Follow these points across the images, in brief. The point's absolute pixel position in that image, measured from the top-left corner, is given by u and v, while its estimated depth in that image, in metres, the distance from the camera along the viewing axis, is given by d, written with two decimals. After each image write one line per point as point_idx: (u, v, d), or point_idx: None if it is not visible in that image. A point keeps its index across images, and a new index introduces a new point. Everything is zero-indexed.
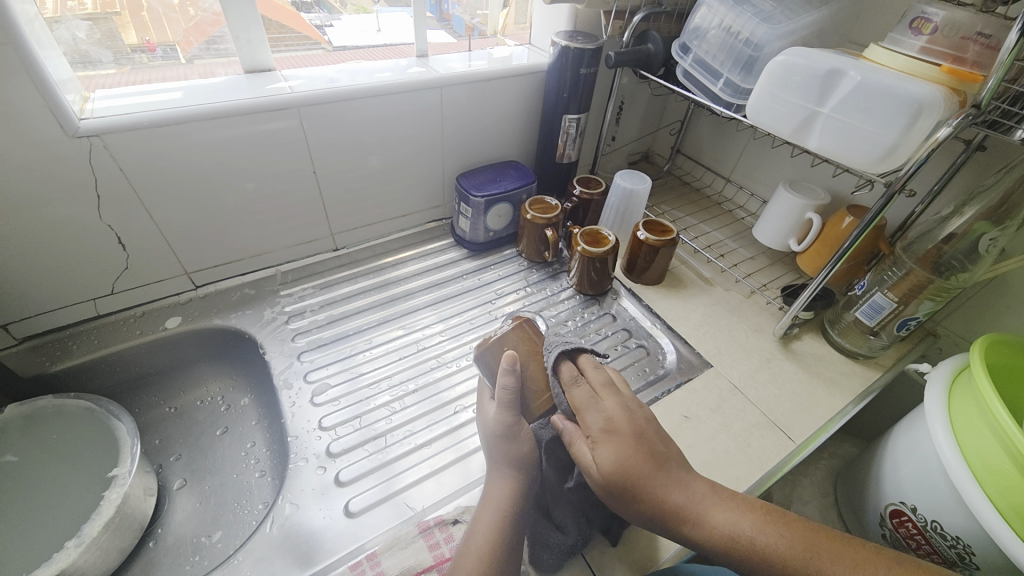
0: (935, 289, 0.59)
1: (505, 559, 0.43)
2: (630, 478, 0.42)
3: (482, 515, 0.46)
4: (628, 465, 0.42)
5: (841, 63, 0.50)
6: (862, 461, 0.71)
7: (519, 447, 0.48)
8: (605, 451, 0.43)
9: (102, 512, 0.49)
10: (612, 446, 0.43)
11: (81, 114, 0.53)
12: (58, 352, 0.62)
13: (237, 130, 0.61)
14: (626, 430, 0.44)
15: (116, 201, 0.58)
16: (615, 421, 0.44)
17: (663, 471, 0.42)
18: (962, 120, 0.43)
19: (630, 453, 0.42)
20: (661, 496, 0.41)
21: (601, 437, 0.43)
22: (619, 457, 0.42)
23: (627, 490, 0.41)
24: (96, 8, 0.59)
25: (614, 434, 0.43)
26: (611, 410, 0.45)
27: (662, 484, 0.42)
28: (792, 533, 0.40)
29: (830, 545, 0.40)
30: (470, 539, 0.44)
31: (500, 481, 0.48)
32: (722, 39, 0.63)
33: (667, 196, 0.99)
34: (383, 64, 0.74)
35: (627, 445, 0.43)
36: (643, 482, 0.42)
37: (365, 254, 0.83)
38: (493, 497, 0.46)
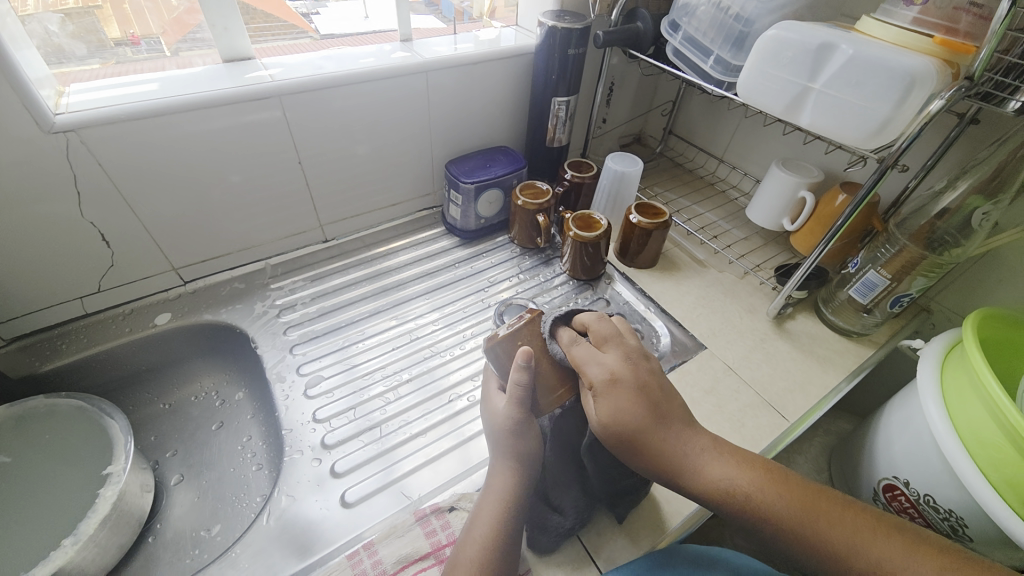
0: (928, 265, 0.59)
1: (506, 549, 0.42)
2: (629, 430, 0.42)
3: (484, 505, 0.45)
4: (627, 417, 0.42)
5: (833, 36, 0.49)
6: (856, 438, 0.71)
7: (526, 442, 0.47)
8: (605, 403, 0.43)
9: (97, 509, 0.50)
10: (613, 399, 0.43)
11: (56, 109, 0.51)
12: (47, 352, 0.62)
13: (220, 121, 0.59)
14: (628, 382, 0.43)
15: (98, 197, 0.57)
16: (617, 374, 0.43)
17: (663, 423, 0.43)
18: (954, 93, 0.43)
19: (631, 405, 0.42)
20: (660, 446, 0.42)
21: (601, 389, 0.43)
22: (620, 410, 0.42)
23: (626, 440, 0.42)
24: (75, 3, 0.58)
25: (616, 387, 0.43)
26: (613, 363, 0.44)
27: (662, 435, 0.42)
28: (792, 490, 0.40)
29: (831, 504, 0.39)
30: (471, 530, 0.44)
31: (503, 473, 0.47)
32: (712, 15, 0.62)
33: (660, 178, 0.98)
34: (367, 50, 0.73)
35: (628, 396, 0.43)
36: (642, 434, 0.42)
37: (355, 245, 0.82)
38: (496, 489, 0.46)
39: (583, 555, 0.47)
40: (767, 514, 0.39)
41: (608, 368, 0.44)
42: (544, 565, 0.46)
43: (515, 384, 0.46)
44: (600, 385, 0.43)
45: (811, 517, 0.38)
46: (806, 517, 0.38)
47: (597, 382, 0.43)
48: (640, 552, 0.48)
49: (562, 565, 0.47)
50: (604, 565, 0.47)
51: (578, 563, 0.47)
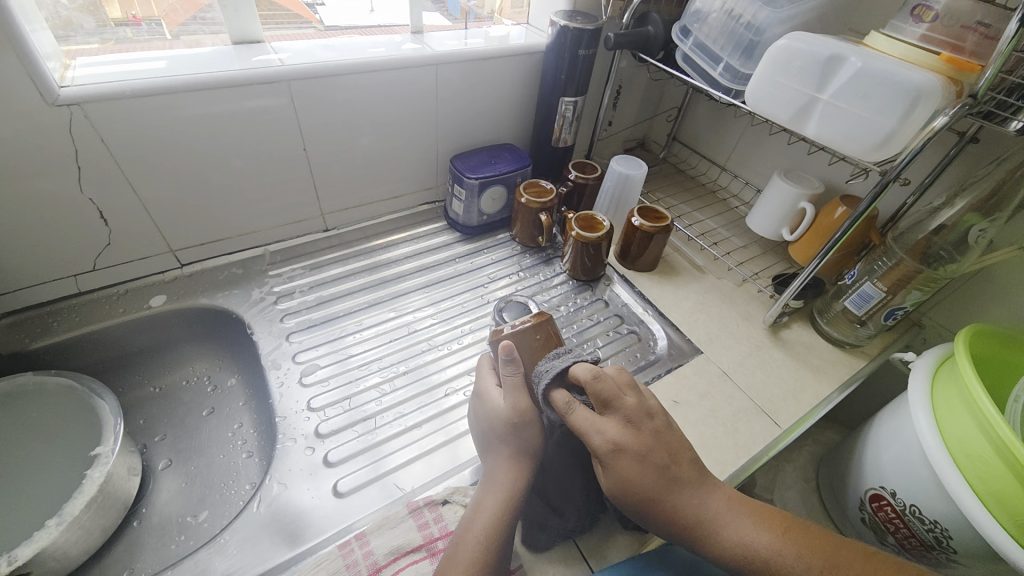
0: (923, 279, 0.60)
1: (504, 541, 0.43)
2: (640, 499, 0.43)
3: (486, 499, 0.45)
4: (634, 486, 0.43)
5: (842, 48, 0.50)
6: (844, 447, 0.72)
7: (528, 434, 0.48)
8: (613, 471, 0.44)
9: (84, 490, 0.49)
10: (621, 467, 0.43)
11: (61, 82, 0.51)
12: (38, 329, 0.61)
13: (227, 104, 0.59)
14: (631, 448, 0.44)
15: (99, 174, 0.56)
16: (619, 442, 0.44)
17: (672, 486, 0.43)
18: (958, 110, 0.44)
19: (637, 473, 0.43)
20: (669, 509, 0.43)
21: (605, 457, 0.44)
22: (628, 478, 0.43)
23: (639, 508, 0.43)
24: None
25: (621, 454, 0.44)
26: (613, 431, 0.44)
27: (673, 499, 0.43)
28: (809, 549, 0.40)
29: (849, 559, 0.40)
30: (473, 521, 0.44)
31: (506, 463, 0.47)
32: (723, 23, 0.62)
33: (663, 183, 0.99)
34: (376, 40, 0.72)
35: (634, 464, 0.43)
36: (652, 501, 0.43)
37: (356, 235, 0.82)
38: (499, 481, 0.46)
39: (574, 553, 0.48)
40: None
41: (610, 436, 0.44)
42: (538, 563, 0.46)
43: (510, 373, 0.49)
44: (605, 454, 0.44)
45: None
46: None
47: (601, 451, 0.44)
48: (631, 551, 0.48)
49: (554, 561, 0.47)
50: (595, 563, 0.47)
51: (570, 561, 0.47)
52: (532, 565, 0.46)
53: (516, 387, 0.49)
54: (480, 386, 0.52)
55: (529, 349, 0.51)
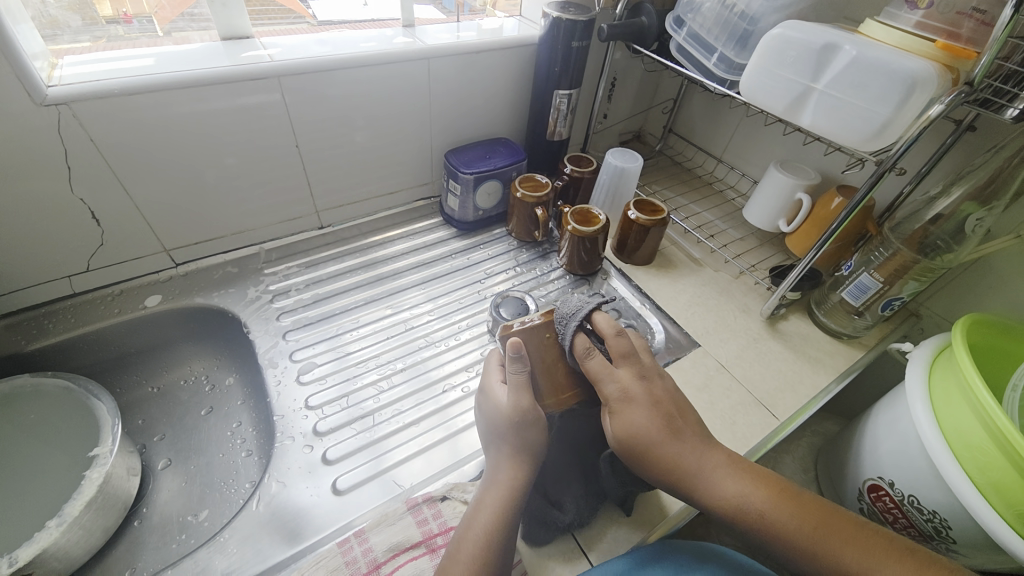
0: (920, 269, 0.60)
1: (504, 541, 0.42)
2: (644, 445, 0.44)
3: (487, 496, 0.45)
4: (636, 432, 0.44)
5: (837, 37, 0.49)
6: (842, 438, 0.72)
7: (530, 433, 0.47)
8: (620, 416, 0.45)
9: (83, 491, 0.49)
10: (628, 412, 0.45)
11: (48, 81, 0.50)
12: (33, 331, 0.61)
13: (217, 102, 0.58)
14: (641, 398, 0.45)
15: (90, 174, 0.55)
16: (629, 391, 0.46)
17: (675, 438, 0.44)
18: (954, 98, 0.43)
19: (643, 420, 0.44)
20: (670, 458, 0.43)
21: (614, 402, 0.45)
22: (634, 424, 0.44)
23: (639, 455, 0.44)
24: None
25: (631, 401, 0.45)
26: (625, 380, 0.46)
27: (674, 448, 0.44)
28: (802, 509, 0.41)
29: (839, 520, 0.41)
30: (473, 521, 0.43)
31: (508, 461, 0.46)
32: (717, 12, 0.61)
33: (659, 176, 0.98)
34: (368, 34, 0.72)
35: (640, 412, 0.45)
36: (654, 449, 0.43)
37: (351, 233, 0.82)
38: (499, 481, 0.45)
39: (574, 547, 0.48)
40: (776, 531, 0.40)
41: (622, 383, 0.46)
42: (537, 557, 0.46)
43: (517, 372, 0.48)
44: (614, 400, 0.46)
45: (823, 537, 0.39)
46: (816, 539, 0.39)
47: (611, 396, 0.46)
48: (630, 544, 0.48)
49: (553, 556, 0.47)
50: (594, 558, 0.47)
51: (569, 555, 0.47)
52: (531, 561, 0.46)
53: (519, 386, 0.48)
54: (486, 382, 0.52)
55: (539, 347, 0.50)
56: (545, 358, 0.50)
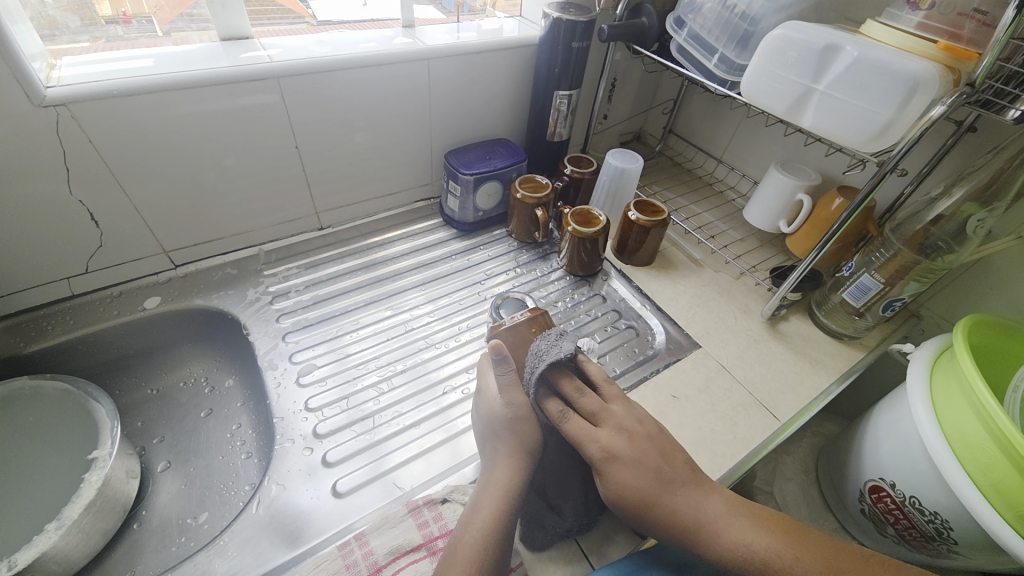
0: (921, 270, 0.60)
1: (503, 540, 0.42)
2: (638, 504, 0.43)
3: (484, 496, 0.45)
4: (630, 492, 0.43)
5: (839, 37, 0.49)
6: (843, 439, 0.72)
7: (527, 432, 0.48)
8: (609, 478, 0.44)
9: (82, 494, 0.49)
10: (617, 473, 0.44)
11: (47, 82, 0.50)
12: (32, 333, 0.60)
13: (217, 102, 0.58)
14: (624, 456, 0.44)
15: (89, 175, 0.55)
16: (612, 450, 0.45)
17: (669, 494, 0.43)
18: (957, 98, 0.43)
19: (633, 479, 0.44)
20: (667, 513, 0.43)
21: (601, 464, 0.45)
22: (626, 485, 0.43)
23: (639, 514, 0.43)
24: None
25: (616, 461, 0.44)
26: (605, 439, 0.45)
27: (669, 502, 0.43)
28: (806, 550, 0.41)
29: (848, 562, 0.41)
30: (471, 520, 0.44)
31: (505, 460, 0.47)
32: (718, 13, 0.61)
33: (660, 176, 0.98)
34: (368, 35, 0.71)
35: (628, 471, 0.44)
36: (650, 506, 0.43)
37: (351, 233, 0.82)
38: (496, 479, 0.46)
39: (575, 550, 0.48)
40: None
41: (603, 443, 0.45)
42: (537, 560, 0.46)
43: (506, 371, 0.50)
44: (599, 462, 0.45)
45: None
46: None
47: (596, 459, 0.45)
48: (632, 547, 0.48)
49: (554, 558, 0.47)
50: (595, 560, 0.47)
51: (571, 557, 0.47)
52: (532, 563, 0.46)
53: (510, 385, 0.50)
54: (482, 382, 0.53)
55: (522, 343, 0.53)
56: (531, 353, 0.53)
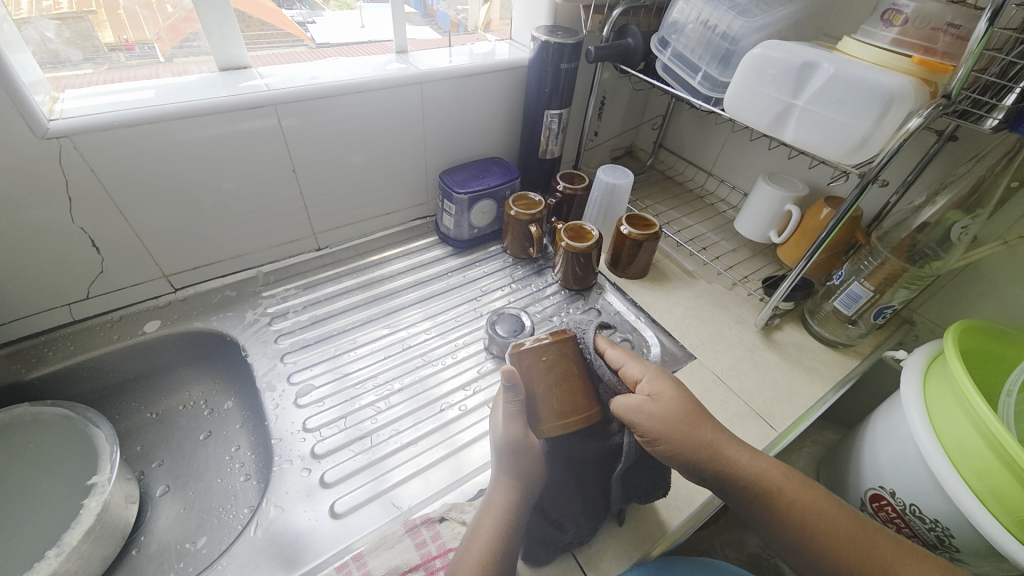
0: (910, 277, 0.60)
1: (503, 565, 0.43)
2: (684, 413, 0.46)
3: (484, 519, 0.45)
4: (675, 401, 0.47)
5: (815, 55, 0.51)
6: (842, 447, 0.72)
7: (529, 463, 0.47)
8: (656, 387, 0.48)
9: (81, 520, 0.49)
10: (664, 384, 0.48)
11: (50, 115, 0.51)
12: (33, 359, 0.61)
13: (215, 129, 0.60)
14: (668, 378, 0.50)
15: (89, 203, 0.56)
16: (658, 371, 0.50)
17: (705, 410, 0.48)
18: (931, 111, 0.45)
19: (678, 394, 0.48)
20: (708, 426, 0.46)
21: (648, 378, 0.49)
22: (669, 396, 0.47)
23: (678, 424, 0.45)
24: (72, 7, 0.58)
25: (662, 376, 0.49)
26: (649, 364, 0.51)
27: (708, 418, 0.47)
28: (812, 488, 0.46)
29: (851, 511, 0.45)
30: (472, 545, 0.44)
31: (507, 486, 0.47)
32: (700, 33, 0.63)
33: (651, 190, 1.00)
34: (363, 60, 0.73)
35: (673, 384, 0.49)
36: (694, 418, 0.46)
37: (348, 253, 0.83)
38: (495, 505, 0.46)
39: (573, 566, 0.47)
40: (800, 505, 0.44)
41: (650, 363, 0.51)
42: None
43: (512, 398, 0.48)
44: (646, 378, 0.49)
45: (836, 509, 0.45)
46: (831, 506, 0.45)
47: (642, 375, 0.49)
48: (631, 563, 0.48)
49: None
50: None
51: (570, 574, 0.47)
52: None
53: (512, 412, 0.48)
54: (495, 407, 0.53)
55: (540, 369, 0.51)
56: (543, 380, 0.50)
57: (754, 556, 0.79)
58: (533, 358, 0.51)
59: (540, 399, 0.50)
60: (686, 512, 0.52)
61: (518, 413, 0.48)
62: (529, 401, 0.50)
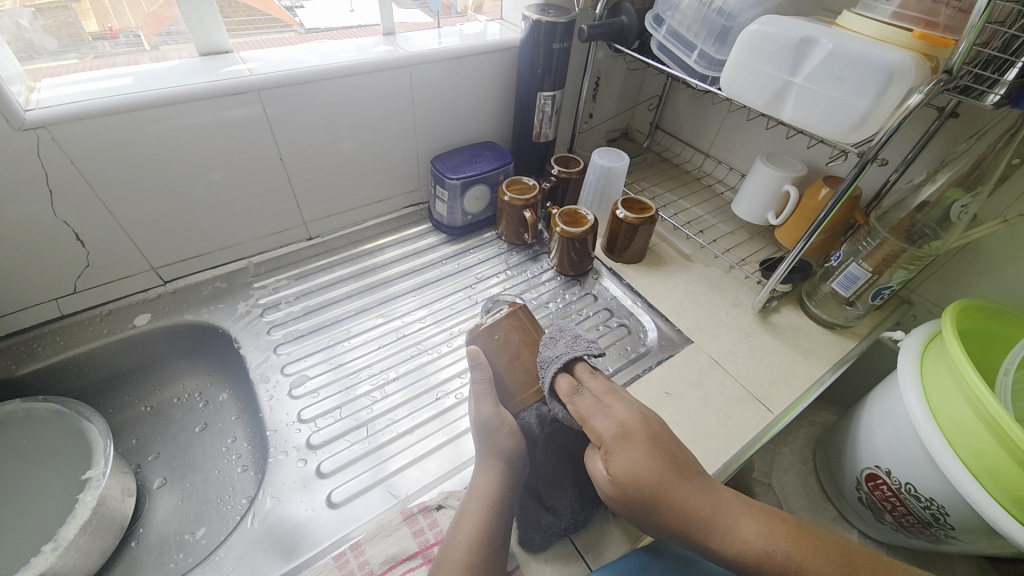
0: (908, 258, 0.60)
1: (492, 545, 0.43)
2: (649, 488, 0.41)
3: (468, 502, 0.46)
4: (636, 482, 0.41)
5: (814, 30, 0.49)
6: (839, 427, 0.72)
7: (504, 439, 0.48)
8: (614, 465, 0.42)
9: (76, 515, 0.48)
10: (626, 456, 0.42)
11: (26, 105, 0.50)
12: (23, 355, 0.60)
13: (200, 116, 0.58)
14: (639, 435, 0.43)
15: (72, 195, 0.55)
16: (627, 426, 0.43)
17: (677, 482, 0.41)
18: (933, 87, 0.43)
19: (647, 462, 0.41)
20: (679, 500, 0.41)
21: (606, 448, 0.43)
22: (632, 468, 0.41)
23: (640, 506, 0.41)
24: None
25: (625, 442, 0.43)
26: (614, 421, 0.44)
27: (682, 490, 0.41)
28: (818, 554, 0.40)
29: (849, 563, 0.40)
30: (459, 526, 0.44)
31: (487, 468, 0.48)
32: (696, 9, 0.61)
33: (647, 173, 0.98)
34: (350, 44, 0.71)
35: (635, 457, 0.42)
36: (662, 493, 0.41)
37: (341, 242, 0.82)
38: (475, 487, 0.47)
39: (571, 551, 0.48)
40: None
41: (615, 421, 0.44)
42: (534, 562, 0.46)
43: (479, 379, 0.50)
44: (611, 439, 0.43)
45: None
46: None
47: (601, 442, 0.43)
48: (628, 547, 0.48)
49: (551, 560, 0.47)
50: (592, 560, 0.47)
51: (568, 559, 0.47)
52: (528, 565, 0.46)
53: (481, 393, 0.50)
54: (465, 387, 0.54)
55: (501, 345, 0.51)
56: (505, 356, 0.51)
57: None
58: (487, 340, 0.51)
59: (508, 374, 0.51)
60: None
61: (489, 392, 0.50)
62: (497, 377, 0.51)
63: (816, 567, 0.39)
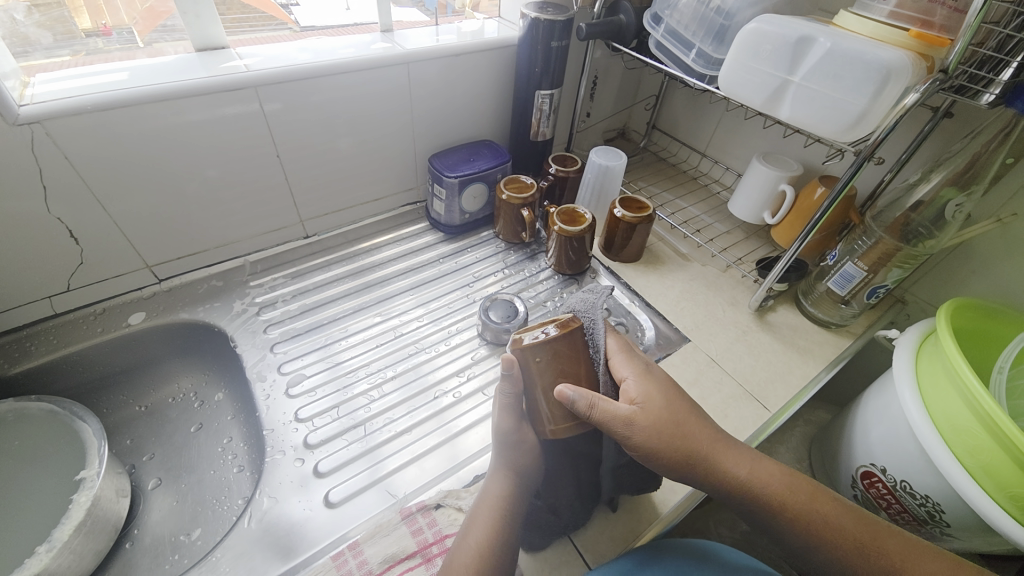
0: (903, 256, 0.60)
1: (504, 554, 0.42)
2: (668, 416, 0.45)
3: (480, 509, 0.45)
4: (663, 407, 0.45)
5: (811, 29, 0.50)
6: (834, 425, 0.73)
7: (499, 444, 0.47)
8: (643, 391, 0.46)
9: (71, 516, 0.48)
10: (650, 386, 0.47)
11: (20, 101, 0.49)
12: (15, 354, 0.60)
13: (195, 114, 0.57)
14: (657, 375, 0.48)
15: (66, 192, 0.54)
16: (647, 368, 0.49)
17: (696, 414, 0.46)
18: (929, 85, 0.44)
19: (665, 395, 0.46)
20: (695, 428, 0.45)
21: (634, 379, 0.47)
22: (653, 396, 0.46)
23: (664, 432, 0.44)
24: None
25: (649, 378, 0.48)
26: (639, 362, 0.49)
27: (696, 422, 0.46)
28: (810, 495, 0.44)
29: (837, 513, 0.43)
30: (466, 537, 0.43)
31: (499, 478, 0.46)
32: (693, 8, 0.61)
33: (644, 172, 0.98)
34: (346, 41, 0.71)
35: (660, 387, 0.47)
36: (679, 422, 0.45)
37: (337, 241, 0.81)
38: (489, 495, 0.45)
39: (570, 549, 0.48)
40: (799, 515, 0.42)
41: (639, 362, 0.49)
42: (531, 561, 0.46)
43: (505, 392, 0.46)
44: (635, 375, 0.48)
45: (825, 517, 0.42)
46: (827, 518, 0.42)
47: (628, 375, 0.48)
48: (625, 546, 0.49)
49: (549, 560, 0.47)
50: (591, 559, 0.47)
51: (567, 557, 0.47)
52: (528, 565, 0.46)
53: (505, 404, 0.47)
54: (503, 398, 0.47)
55: (546, 366, 0.45)
56: (542, 384, 0.45)
57: (747, 534, 0.81)
58: (529, 357, 0.45)
59: (543, 402, 0.45)
60: (681, 494, 0.52)
61: (510, 406, 0.47)
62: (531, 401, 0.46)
63: (809, 504, 0.43)
